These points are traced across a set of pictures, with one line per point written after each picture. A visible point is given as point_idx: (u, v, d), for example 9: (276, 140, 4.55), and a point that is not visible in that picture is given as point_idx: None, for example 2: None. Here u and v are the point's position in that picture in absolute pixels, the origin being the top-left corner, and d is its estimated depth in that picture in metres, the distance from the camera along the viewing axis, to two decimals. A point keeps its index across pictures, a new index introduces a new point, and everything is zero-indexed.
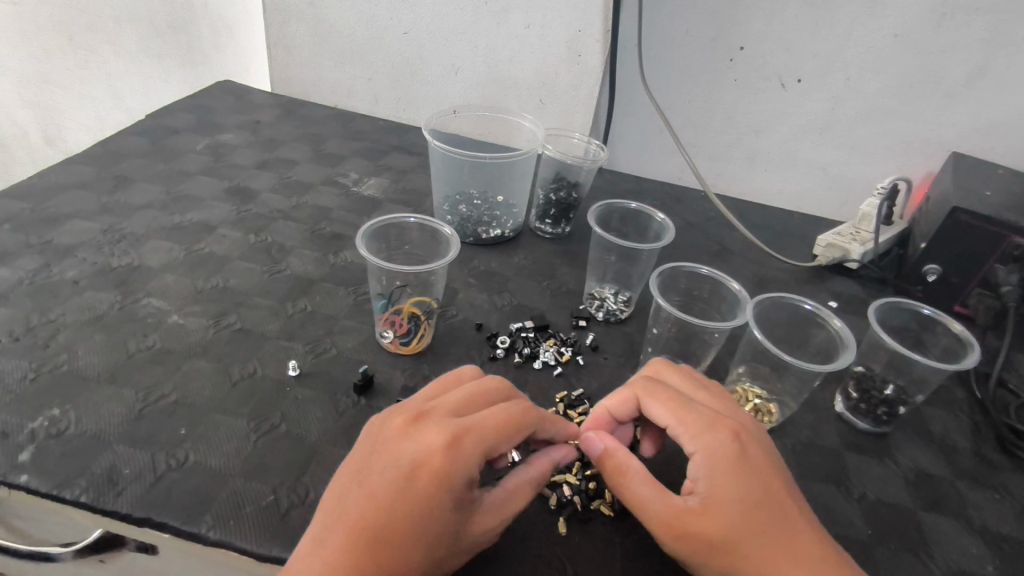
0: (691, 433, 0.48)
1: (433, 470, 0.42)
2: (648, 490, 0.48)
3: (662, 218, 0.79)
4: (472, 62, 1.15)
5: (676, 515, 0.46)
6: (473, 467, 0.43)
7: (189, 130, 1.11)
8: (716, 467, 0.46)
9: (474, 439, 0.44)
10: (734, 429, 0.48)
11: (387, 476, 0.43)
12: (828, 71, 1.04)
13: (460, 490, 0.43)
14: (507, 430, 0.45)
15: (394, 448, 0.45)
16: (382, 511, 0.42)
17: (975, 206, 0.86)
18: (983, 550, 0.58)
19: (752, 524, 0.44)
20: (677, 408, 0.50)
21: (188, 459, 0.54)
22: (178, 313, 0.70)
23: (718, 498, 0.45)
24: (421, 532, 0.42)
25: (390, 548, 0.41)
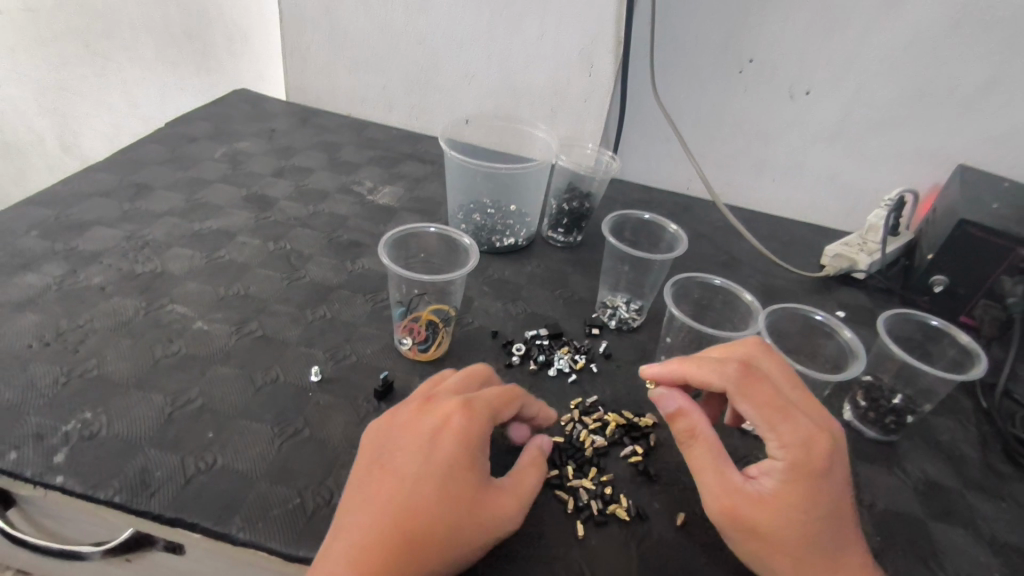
0: (780, 442, 0.50)
1: (453, 429, 0.50)
2: (710, 466, 0.52)
3: (674, 229, 0.80)
4: (484, 71, 1.17)
5: (733, 497, 0.50)
6: (483, 425, 0.51)
7: (207, 138, 1.13)
8: (792, 476, 0.49)
9: (481, 402, 0.52)
10: (827, 451, 0.49)
11: (406, 447, 0.50)
12: (836, 82, 1.06)
13: (478, 445, 0.50)
14: (505, 398, 0.55)
15: (409, 426, 0.52)
16: (407, 476, 0.48)
17: (982, 218, 0.87)
18: (991, 558, 0.60)
19: (805, 532, 0.48)
20: (772, 411, 0.50)
21: (216, 461, 0.56)
22: (202, 319, 0.72)
23: (783, 502, 0.49)
24: (453, 486, 0.47)
25: (421, 509, 0.46)
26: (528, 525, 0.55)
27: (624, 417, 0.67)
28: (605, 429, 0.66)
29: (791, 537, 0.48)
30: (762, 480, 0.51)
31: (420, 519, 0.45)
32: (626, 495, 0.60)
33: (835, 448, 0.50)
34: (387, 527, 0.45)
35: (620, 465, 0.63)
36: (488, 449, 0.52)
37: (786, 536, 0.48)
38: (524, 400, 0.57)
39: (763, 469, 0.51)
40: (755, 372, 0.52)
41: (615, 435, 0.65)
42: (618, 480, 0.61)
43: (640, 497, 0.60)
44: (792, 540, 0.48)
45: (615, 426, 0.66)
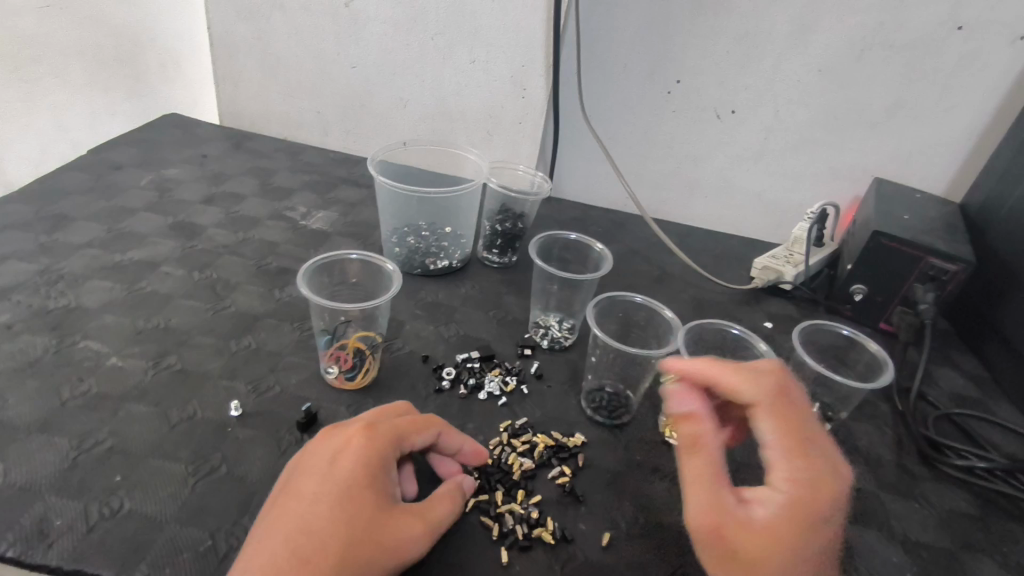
0: (789, 474, 0.45)
1: (352, 450, 0.51)
2: (707, 483, 0.46)
3: (600, 248, 0.82)
4: (420, 95, 1.17)
5: (729, 520, 0.45)
6: (386, 448, 0.52)
7: (133, 165, 1.09)
8: (796, 511, 0.44)
9: (384, 427, 0.54)
10: (840, 495, 0.45)
11: (308, 474, 0.51)
12: (758, 103, 1.10)
13: (378, 467, 0.51)
14: (413, 423, 0.56)
15: (313, 452, 0.53)
16: (304, 501, 0.49)
17: (894, 229, 0.92)
18: (903, 558, 0.62)
19: (800, 574, 0.44)
20: (792, 442, 0.46)
21: (124, 506, 0.54)
22: (117, 355, 0.69)
23: (785, 540, 0.44)
24: (347, 507, 0.48)
25: (315, 533, 0.47)
26: (452, 554, 0.55)
27: (552, 438, 0.67)
28: (533, 451, 0.66)
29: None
30: (760, 510, 0.45)
31: (311, 543, 0.46)
32: (552, 518, 0.59)
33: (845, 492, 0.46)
34: (281, 553, 0.46)
35: (548, 487, 0.63)
36: (395, 477, 0.53)
37: (778, 574, 0.44)
38: (438, 425, 0.58)
39: (761, 498, 0.46)
40: (783, 396, 0.48)
41: (544, 456, 0.65)
42: (545, 502, 0.61)
43: (566, 518, 0.60)
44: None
45: (543, 448, 0.66)
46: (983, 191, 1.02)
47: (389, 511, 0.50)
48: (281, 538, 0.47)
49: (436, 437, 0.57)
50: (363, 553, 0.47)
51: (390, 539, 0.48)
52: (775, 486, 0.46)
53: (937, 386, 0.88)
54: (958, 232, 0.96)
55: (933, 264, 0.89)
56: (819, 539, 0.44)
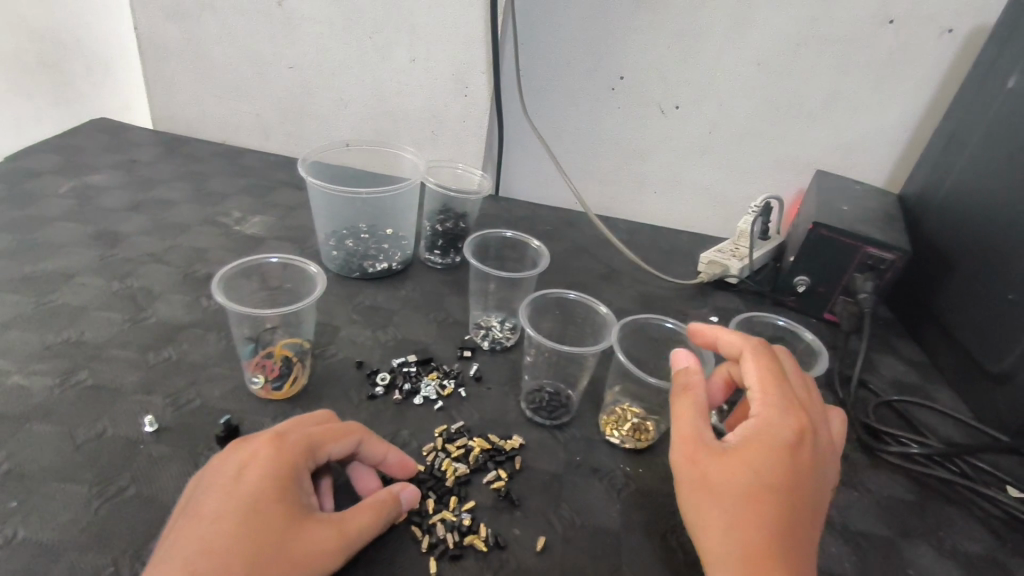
0: (773, 400, 0.49)
1: (260, 461, 0.50)
2: (690, 421, 0.51)
3: (537, 245, 0.80)
4: (360, 95, 1.15)
5: (700, 448, 0.49)
6: (295, 457, 0.51)
7: (54, 172, 1.04)
8: (753, 436, 0.47)
9: (295, 436, 0.53)
10: (801, 420, 0.48)
11: (211, 491, 0.49)
12: (700, 98, 1.10)
13: (287, 477, 0.50)
14: (329, 431, 0.55)
15: (217, 467, 0.51)
16: (205, 521, 0.47)
17: (832, 220, 0.92)
18: (842, 548, 0.62)
19: (757, 489, 0.45)
20: (768, 376, 0.51)
21: (17, 535, 0.50)
22: (22, 373, 0.65)
23: (745, 455, 0.46)
24: (253, 521, 0.47)
25: (217, 551, 0.45)
26: (379, 568, 0.52)
27: (488, 441, 0.65)
28: (468, 456, 0.64)
29: (736, 492, 0.45)
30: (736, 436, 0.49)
31: (213, 563, 0.44)
32: (486, 524, 0.57)
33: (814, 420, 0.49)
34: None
35: (482, 492, 0.61)
36: (308, 486, 0.52)
37: (733, 490, 0.46)
38: (354, 431, 0.57)
39: (738, 430, 0.50)
40: (766, 347, 0.54)
41: (479, 461, 0.63)
42: (479, 508, 0.59)
43: (501, 523, 0.58)
44: (738, 497, 0.45)
45: (479, 452, 0.64)
46: (918, 179, 1.04)
47: (303, 520, 0.49)
48: (182, 559, 0.45)
49: (353, 444, 0.57)
50: (274, 564, 0.45)
51: (302, 549, 0.47)
52: (754, 412, 0.50)
53: (878, 373, 0.89)
54: (895, 222, 0.98)
55: (871, 253, 0.90)
56: (777, 469, 0.46)
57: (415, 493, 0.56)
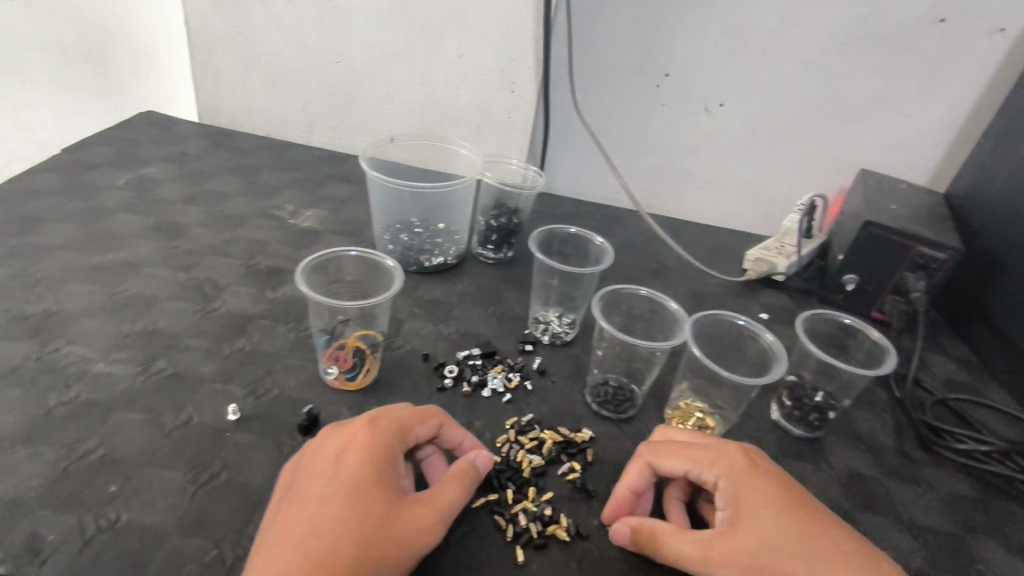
0: (714, 459, 0.54)
1: (357, 445, 0.51)
2: (679, 534, 0.51)
3: (601, 241, 0.81)
4: (407, 90, 1.15)
5: (719, 542, 0.49)
6: (390, 440, 0.53)
7: (108, 165, 1.05)
8: (734, 497, 0.51)
9: (386, 419, 0.54)
10: (738, 451, 0.55)
11: (313, 475, 0.50)
12: (746, 95, 1.11)
13: (384, 459, 0.51)
14: (415, 414, 0.56)
15: (315, 452, 0.52)
16: (312, 503, 0.48)
17: (884, 218, 0.93)
18: (912, 544, 0.62)
19: (782, 528, 0.48)
20: (690, 451, 0.56)
21: (120, 518, 0.51)
22: (104, 360, 0.66)
23: (751, 512, 0.50)
24: (360, 502, 0.48)
25: (328, 532, 0.46)
26: (468, 556, 0.54)
27: (559, 434, 0.66)
28: (541, 447, 0.65)
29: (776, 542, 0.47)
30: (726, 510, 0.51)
31: (325, 542, 0.45)
32: (566, 514, 0.59)
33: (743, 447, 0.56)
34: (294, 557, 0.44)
35: (558, 483, 0.62)
36: (402, 468, 0.53)
37: (774, 547, 0.47)
38: (438, 416, 0.58)
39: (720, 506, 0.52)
40: (660, 440, 0.58)
41: (552, 453, 0.64)
42: (557, 499, 0.60)
43: (580, 514, 0.59)
44: (787, 546, 0.47)
45: (552, 444, 0.65)
46: (966, 179, 1.04)
47: (402, 500, 0.50)
48: (292, 542, 0.46)
49: (438, 428, 0.58)
50: (381, 542, 0.46)
51: (405, 527, 0.48)
52: (709, 477, 0.54)
53: (930, 371, 0.89)
54: (946, 221, 0.98)
55: (923, 252, 0.90)
56: (773, 502, 0.50)
57: (489, 457, 0.58)
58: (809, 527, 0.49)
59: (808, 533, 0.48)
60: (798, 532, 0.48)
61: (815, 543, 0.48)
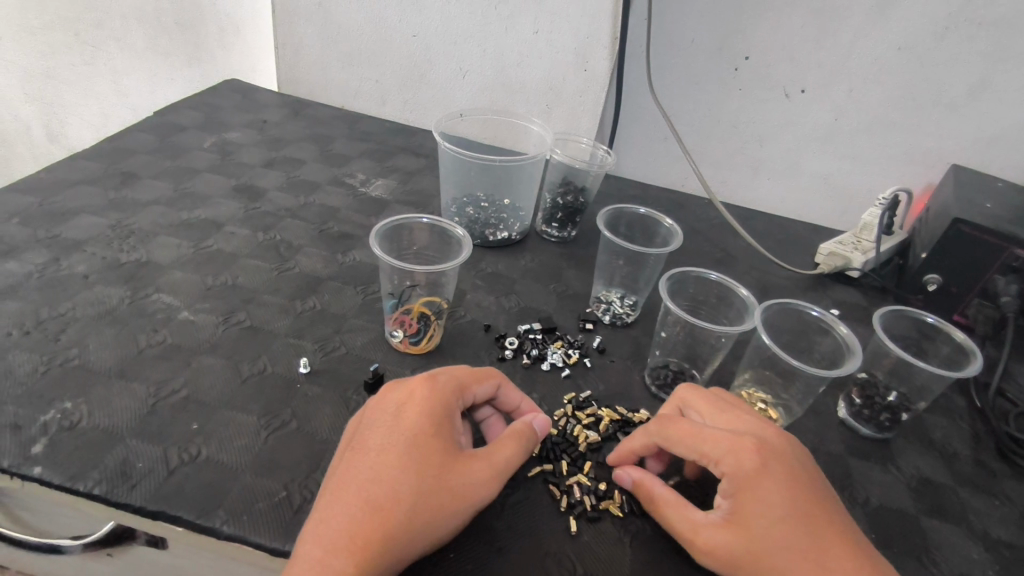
0: (718, 456, 0.49)
1: (416, 400, 0.53)
2: (680, 517, 0.51)
3: (670, 224, 0.79)
4: (480, 66, 1.16)
5: (705, 538, 0.48)
6: (446, 396, 0.54)
7: (196, 128, 1.11)
8: (736, 493, 0.48)
9: (444, 377, 0.56)
10: (748, 452, 0.49)
11: (375, 426, 0.52)
12: (831, 81, 1.06)
13: (441, 415, 0.53)
14: (473, 373, 0.58)
15: (378, 404, 0.54)
16: (373, 452, 0.50)
17: (976, 216, 0.87)
18: (984, 556, 0.59)
19: (775, 543, 0.46)
20: (697, 438, 0.51)
21: (200, 453, 0.55)
22: (188, 309, 0.70)
23: (744, 524, 0.47)
24: (419, 453, 0.50)
25: (383, 482, 0.48)
26: (521, 521, 0.54)
27: (617, 413, 0.66)
28: (598, 424, 0.65)
29: (761, 555, 0.46)
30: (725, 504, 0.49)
31: (380, 491, 0.47)
32: (619, 491, 0.59)
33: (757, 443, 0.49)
34: (356, 503, 0.47)
35: None
36: (459, 425, 0.55)
37: (756, 558, 0.46)
38: (494, 377, 0.60)
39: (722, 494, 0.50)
40: (670, 420, 0.54)
41: (609, 430, 0.64)
42: (610, 475, 0.60)
43: (634, 492, 0.59)
44: (772, 561, 0.45)
45: (609, 422, 0.65)
46: None
47: (459, 455, 0.51)
48: (356, 490, 0.48)
49: (493, 388, 0.59)
50: (438, 495, 0.48)
51: (462, 482, 0.50)
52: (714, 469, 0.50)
53: (1016, 381, 0.84)
54: None
55: (1017, 254, 0.84)
56: (776, 506, 0.47)
57: (546, 420, 0.59)
58: (806, 544, 0.46)
59: (800, 550, 0.45)
60: (790, 549, 0.45)
61: (811, 561, 0.45)
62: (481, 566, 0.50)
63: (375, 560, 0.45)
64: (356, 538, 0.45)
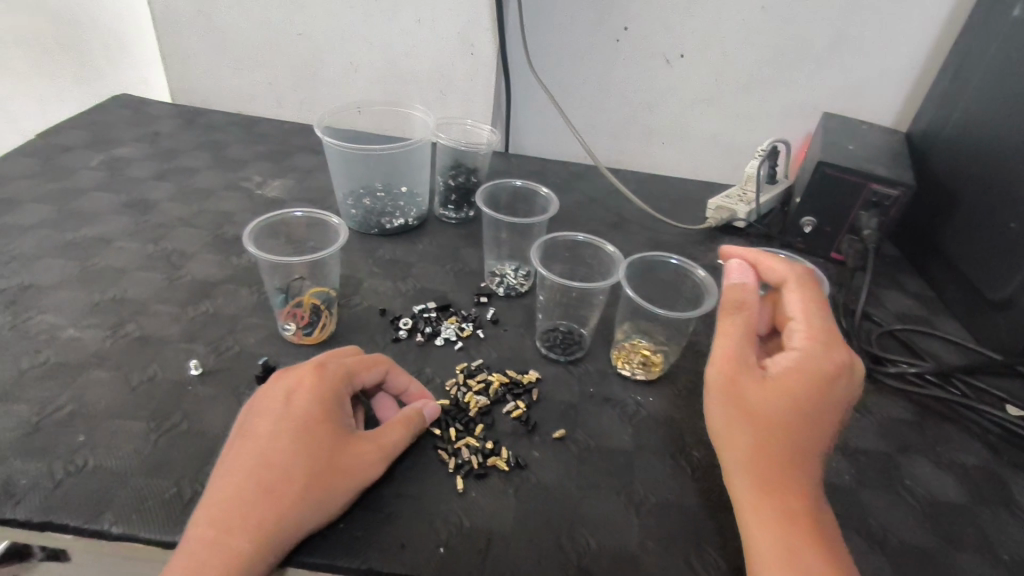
0: (814, 336, 0.54)
1: (307, 388, 0.56)
2: (731, 334, 0.56)
3: (546, 192, 0.83)
4: (369, 58, 1.17)
5: (742, 366, 0.53)
6: (338, 382, 0.58)
7: (82, 147, 1.08)
8: (802, 362, 0.52)
9: (334, 365, 0.59)
10: (838, 368, 0.52)
11: (264, 415, 0.55)
12: (706, 46, 1.11)
13: (331, 399, 0.56)
14: (360, 361, 0.61)
15: (267, 393, 0.57)
16: (264, 438, 0.53)
17: (837, 159, 0.94)
18: (843, 463, 0.66)
19: (786, 411, 0.50)
20: (818, 310, 0.56)
21: (87, 463, 0.56)
22: (75, 327, 0.70)
23: (762, 382, 0.52)
24: (310, 436, 0.53)
25: (276, 465, 0.51)
26: (412, 485, 0.58)
27: (507, 376, 0.70)
28: (488, 389, 0.68)
29: (766, 409, 0.51)
30: (774, 362, 0.54)
31: (272, 474, 0.51)
32: (506, 447, 0.62)
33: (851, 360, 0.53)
34: (246, 487, 0.50)
35: (503, 421, 0.66)
36: (348, 409, 0.58)
37: (768, 396, 0.51)
38: (383, 364, 0.63)
39: (778, 356, 0.54)
40: (810, 285, 0.59)
41: (498, 393, 0.68)
42: (501, 433, 0.64)
43: (521, 446, 0.63)
44: (776, 405, 0.51)
45: (498, 385, 0.68)
46: (926, 116, 1.04)
47: (350, 437, 0.55)
48: (248, 474, 0.51)
49: (381, 375, 0.63)
50: (330, 474, 0.52)
51: (352, 460, 0.54)
52: (795, 345, 0.54)
53: (884, 306, 0.92)
54: (900, 158, 0.99)
55: (875, 190, 0.91)
56: (813, 387, 0.51)
57: (436, 408, 0.62)
58: (804, 426, 0.51)
59: (791, 434, 0.50)
60: (786, 429, 0.50)
61: (793, 431, 0.50)
62: (373, 532, 0.54)
63: (270, 534, 0.48)
64: (251, 514, 0.49)
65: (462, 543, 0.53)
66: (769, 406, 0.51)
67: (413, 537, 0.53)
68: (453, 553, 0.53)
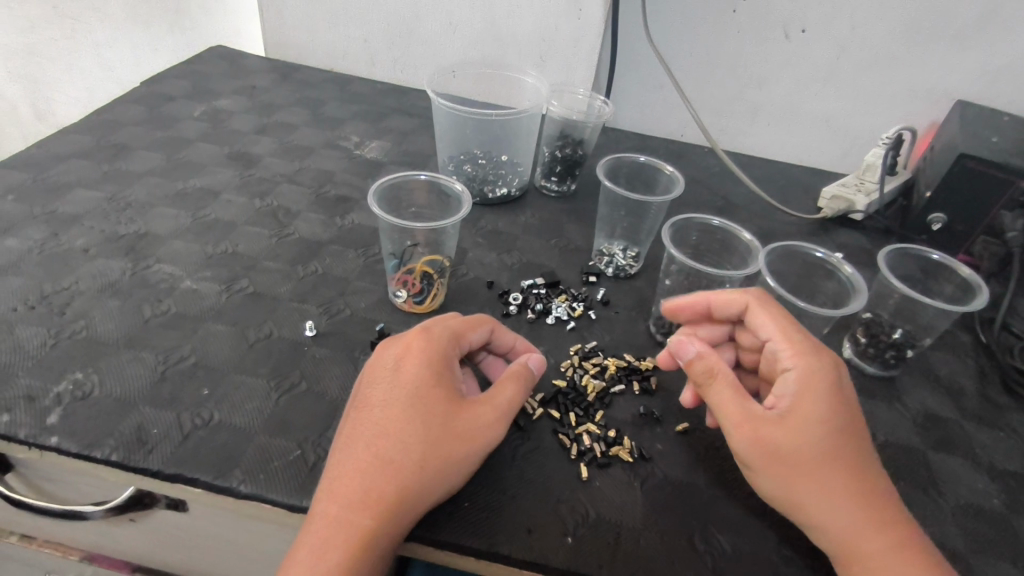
0: (797, 350, 0.52)
1: (412, 353, 0.53)
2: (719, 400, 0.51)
3: (671, 171, 0.79)
4: (470, 18, 1.12)
5: (759, 420, 0.50)
6: (444, 344, 0.54)
7: (184, 97, 1.08)
8: (805, 389, 0.50)
9: (438, 328, 0.55)
10: (833, 370, 0.51)
11: (375, 386, 0.52)
12: (832, 18, 1.02)
13: (440, 363, 0.53)
14: (465, 321, 0.57)
15: (376, 360, 0.55)
16: (375, 409, 0.51)
17: (982, 151, 0.85)
18: (989, 486, 0.61)
19: (814, 452, 0.48)
20: (782, 330, 0.54)
21: (213, 418, 0.55)
22: (190, 279, 0.70)
23: (789, 425, 0.49)
24: (421, 404, 0.50)
25: (389, 437, 0.49)
26: (534, 470, 0.56)
27: (624, 360, 0.67)
28: (604, 373, 0.65)
29: (805, 459, 0.48)
30: (779, 402, 0.51)
31: (386, 447, 0.48)
32: (629, 438, 0.59)
33: (839, 365, 0.52)
34: (364, 462, 0.48)
35: (622, 408, 0.63)
36: (458, 372, 0.55)
37: (807, 439, 0.48)
38: (486, 322, 0.59)
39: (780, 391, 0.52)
40: (761, 304, 0.56)
41: (616, 378, 0.65)
42: (620, 423, 0.61)
43: (643, 437, 0.60)
44: (818, 449, 0.48)
45: (615, 369, 0.66)
46: None
47: (462, 402, 0.52)
48: (364, 447, 0.49)
49: (486, 336, 0.59)
50: (445, 443, 0.49)
51: (467, 426, 0.50)
52: (788, 367, 0.52)
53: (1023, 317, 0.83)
54: None
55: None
56: (836, 404, 0.50)
57: (540, 359, 0.59)
58: (844, 450, 0.49)
59: (837, 475, 0.48)
60: (830, 458, 0.48)
61: (839, 464, 0.48)
62: (497, 513, 0.52)
63: (393, 509, 0.46)
64: (370, 489, 0.47)
65: (589, 534, 0.51)
66: (813, 453, 0.48)
67: (539, 523, 0.51)
68: (581, 544, 0.50)
